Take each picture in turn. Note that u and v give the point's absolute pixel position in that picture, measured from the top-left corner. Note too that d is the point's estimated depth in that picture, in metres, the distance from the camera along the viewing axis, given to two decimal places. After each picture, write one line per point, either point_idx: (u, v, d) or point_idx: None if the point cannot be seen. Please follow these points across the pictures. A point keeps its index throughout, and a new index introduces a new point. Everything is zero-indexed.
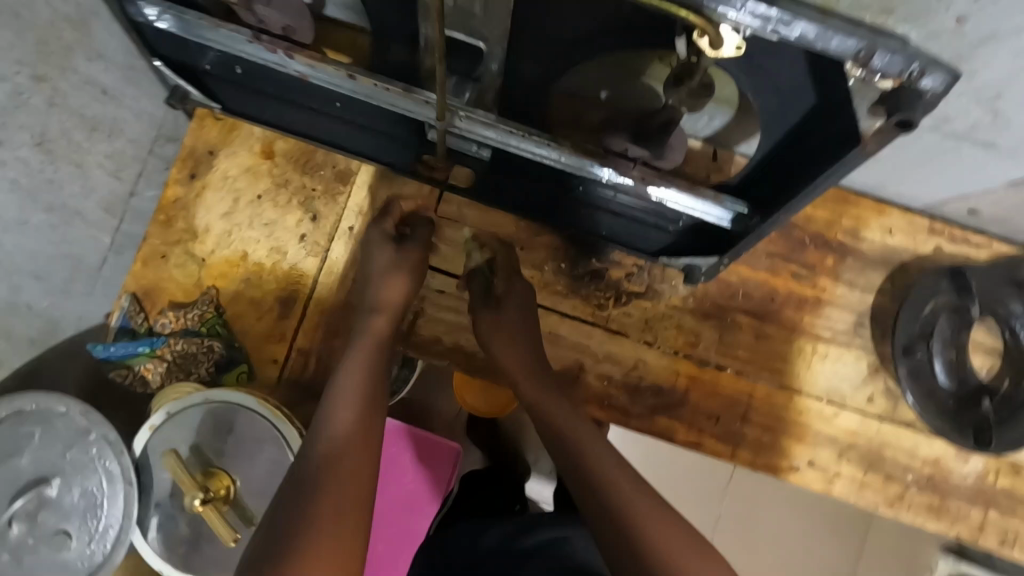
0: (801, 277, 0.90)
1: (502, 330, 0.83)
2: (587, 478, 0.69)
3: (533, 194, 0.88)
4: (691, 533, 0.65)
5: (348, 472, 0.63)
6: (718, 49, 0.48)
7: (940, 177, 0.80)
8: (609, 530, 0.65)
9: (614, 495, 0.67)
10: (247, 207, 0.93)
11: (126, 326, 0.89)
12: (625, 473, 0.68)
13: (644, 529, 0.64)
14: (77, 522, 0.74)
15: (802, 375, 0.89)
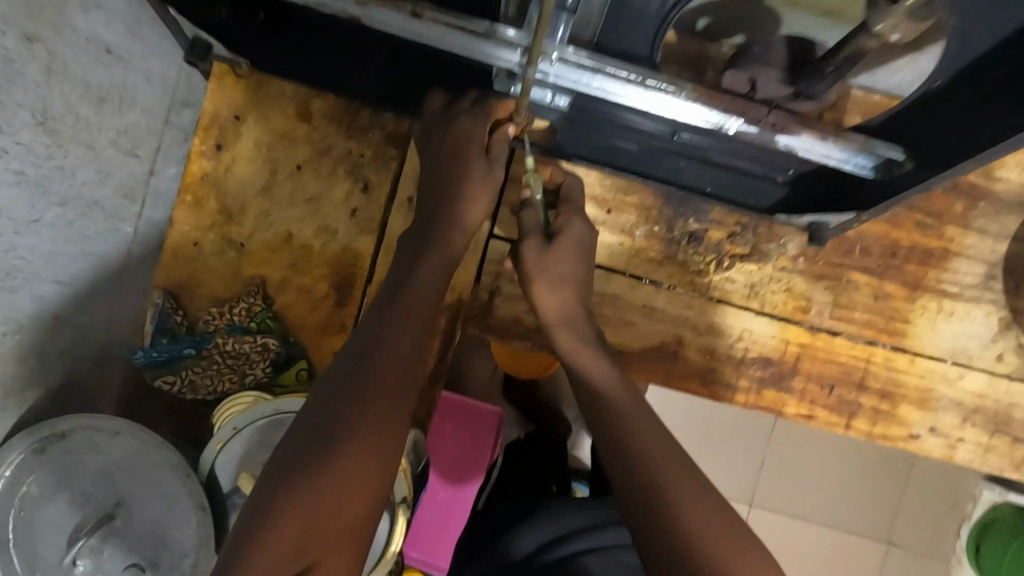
0: (927, 226, 0.79)
1: (548, 274, 0.72)
2: (627, 457, 0.61)
3: (623, 147, 0.76)
4: (730, 525, 0.58)
5: (367, 443, 0.56)
6: None
7: None
8: (643, 514, 0.59)
9: (656, 481, 0.59)
10: (287, 180, 0.80)
11: (163, 327, 0.77)
12: (667, 459, 0.61)
13: (683, 520, 0.58)
14: (151, 553, 0.66)
15: (927, 336, 0.80)
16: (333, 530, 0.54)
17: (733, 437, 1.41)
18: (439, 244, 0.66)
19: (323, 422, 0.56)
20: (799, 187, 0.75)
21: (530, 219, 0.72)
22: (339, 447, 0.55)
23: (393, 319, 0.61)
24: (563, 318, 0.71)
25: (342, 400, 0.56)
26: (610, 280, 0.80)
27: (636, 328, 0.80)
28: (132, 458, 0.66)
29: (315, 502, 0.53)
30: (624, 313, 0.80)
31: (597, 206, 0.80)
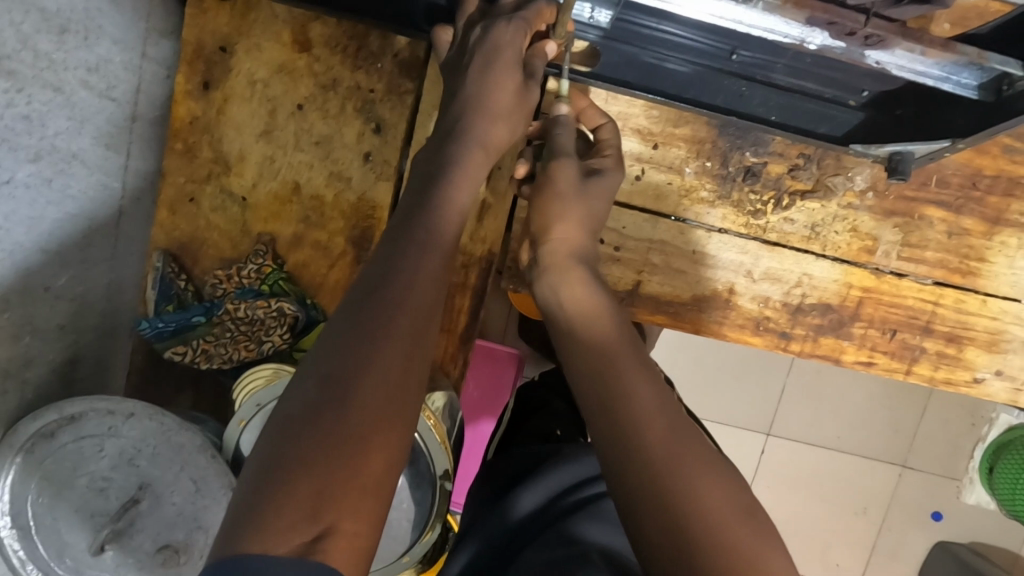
0: (1014, 152, 0.71)
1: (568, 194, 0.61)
2: (626, 443, 0.52)
3: (674, 72, 0.66)
4: (732, 497, 0.50)
5: (381, 402, 0.45)
6: None
7: None
8: (641, 509, 0.50)
9: (656, 470, 0.50)
10: (290, 122, 0.71)
11: (167, 292, 0.71)
12: (671, 442, 0.51)
13: (682, 515, 0.48)
14: (182, 532, 0.62)
15: (1003, 275, 0.73)
16: (347, 496, 0.42)
17: (755, 372, 1.38)
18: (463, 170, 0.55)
19: (329, 369, 0.45)
20: (873, 109, 0.66)
21: (563, 139, 0.63)
22: (351, 398, 0.44)
23: (408, 248, 0.50)
24: (568, 257, 0.61)
25: (353, 343, 0.46)
26: (657, 225, 0.72)
27: (685, 276, 0.73)
28: (151, 439, 0.63)
29: (321, 470, 0.42)
30: (670, 260, 0.73)
31: (641, 140, 0.71)
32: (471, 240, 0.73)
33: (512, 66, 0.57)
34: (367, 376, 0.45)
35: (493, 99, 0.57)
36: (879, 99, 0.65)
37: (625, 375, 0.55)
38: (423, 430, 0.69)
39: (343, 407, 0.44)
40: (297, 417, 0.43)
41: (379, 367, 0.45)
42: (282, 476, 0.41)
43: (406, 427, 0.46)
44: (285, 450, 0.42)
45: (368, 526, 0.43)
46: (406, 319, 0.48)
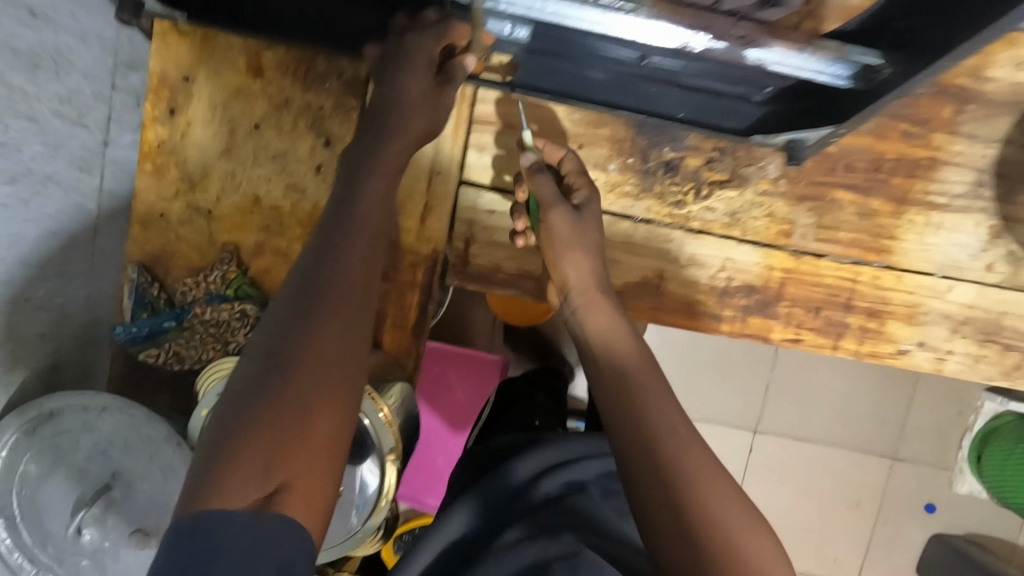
0: (913, 136, 0.76)
1: (569, 238, 0.71)
2: (642, 431, 0.60)
3: (591, 76, 0.73)
4: (725, 492, 0.57)
5: (328, 377, 0.51)
6: None
7: None
8: (662, 523, 0.55)
9: (680, 487, 0.57)
10: (248, 140, 0.78)
11: (142, 301, 0.78)
12: (681, 442, 0.59)
13: (681, 499, 0.56)
14: (151, 518, 0.68)
15: (914, 250, 0.78)
16: (299, 454, 0.48)
17: (738, 367, 1.42)
18: (390, 171, 0.62)
19: (274, 345, 0.51)
20: (777, 101, 0.71)
21: (546, 189, 0.71)
22: (291, 367, 0.50)
23: (337, 236, 0.56)
24: (588, 298, 0.71)
25: (299, 321, 0.52)
26: None
27: (619, 264, 0.79)
28: (123, 431, 0.68)
29: (278, 436, 0.48)
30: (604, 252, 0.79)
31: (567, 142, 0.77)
32: (417, 241, 0.79)
33: (427, 80, 0.66)
34: (310, 347, 0.51)
35: (416, 111, 0.65)
36: (779, 92, 0.71)
37: (657, 404, 0.62)
38: (372, 417, 0.74)
39: (287, 376, 0.50)
40: (244, 388, 0.50)
41: (323, 347, 0.51)
42: (238, 439, 0.47)
43: (349, 396, 0.52)
44: (241, 417, 0.48)
45: (323, 483, 0.49)
46: (342, 296, 0.54)
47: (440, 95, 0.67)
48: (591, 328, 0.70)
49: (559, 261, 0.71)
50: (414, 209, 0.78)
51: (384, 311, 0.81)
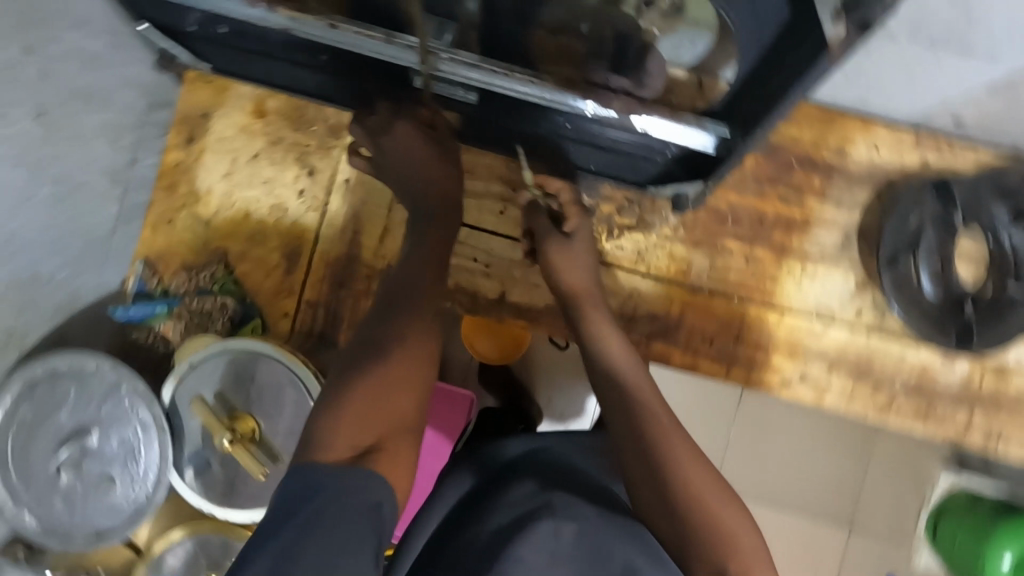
0: (788, 198, 0.92)
1: (566, 254, 0.83)
2: (639, 428, 0.71)
3: (525, 137, 0.88)
4: (711, 476, 0.69)
5: (404, 370, 0.66)
6: None
7: (919, 88, 0.80)
8: (652, 506, 0.68)
9: (669, 473, 0.68)
10: (246, 166, 0.96)
11: (142, 290, 0.94)
12: (672, 434, 0.70)
13: (674, 485, 0.67)
14: (119, 468, 0.80)
15: (791, 293, 0.92)
16: (375, 431, 0.62)
17: (699, 415, 1.31)
18: (424, 221, 0.82)
19: (348, 355, 0.68)
20: (672, 166, 0.85)
21: (540, 224, 0.86)
22: (362, 368, 0.65)
23: (391, 277, 0.75)
24: (585, 295, 0.82)
25: (368, 336, 0.68)
26: (516, 248, 0.94)
27: (540, 288, 0.94)
28: (106, 390, 0.80)
29: (370, 412, 0.62)
30: (527, 276, 0.94)
31: (503, 185, 0.94)
32: (375, 256, 0.95)
33: (399, 134, 0.82)
34: (378, 352, 0.67)
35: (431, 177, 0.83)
36: (677, 162, 0.83)
37: (652, 415, 0.72)
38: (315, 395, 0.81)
39: (360, 373, 0.65)
40: (331, 385, 0.66)
41: (404, 351, 0.67)
42: (328, 419, 0.62)
43: (418, 393, 0.66)
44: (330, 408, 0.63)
45: (404, 453, 0.62)
46: (397, 316, 0.70)
47: (403, 147, 0.82)
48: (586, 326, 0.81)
49: (553, 270, 0.83)
50: (373, 229, 0.95)
51: (344, 314, 0.95)
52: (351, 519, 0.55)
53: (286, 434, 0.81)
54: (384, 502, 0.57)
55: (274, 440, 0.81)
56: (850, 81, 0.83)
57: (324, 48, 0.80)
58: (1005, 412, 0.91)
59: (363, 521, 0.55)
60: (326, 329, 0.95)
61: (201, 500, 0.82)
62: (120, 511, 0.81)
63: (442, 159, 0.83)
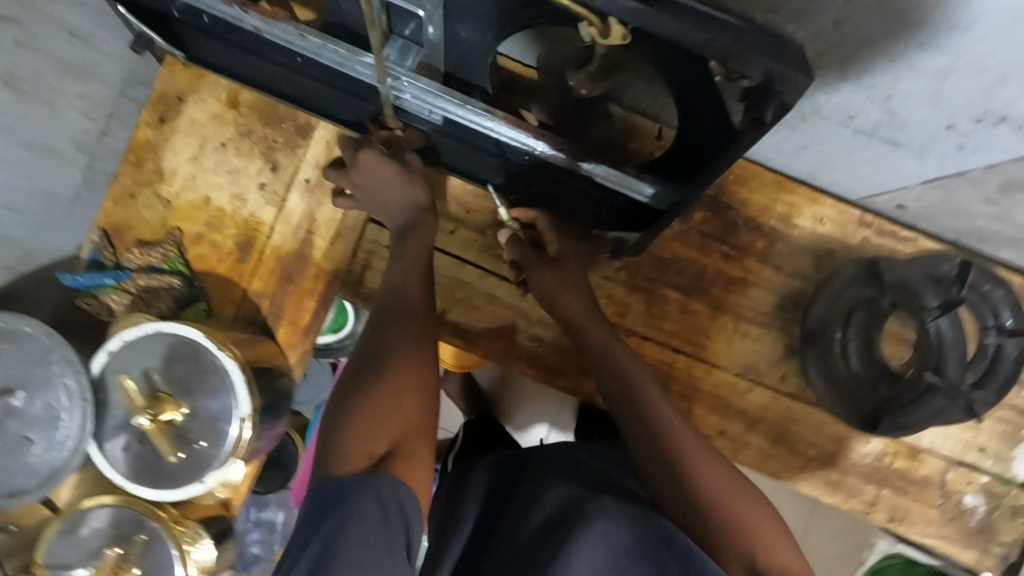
0: (731, 258, 0.94)
1: (565, 278, 0.86)
2: (655, 438, 0.76)
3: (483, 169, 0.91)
4: (725, 474, 0.74)
5: (405, 379, 0.69)
6: (608, 39, 0.54)
7: (861, 172, 0.82)
8: (671, 507, 0.73)
9: (684, 476, 0.73)
10: (213, 153, 0.98)
11: (96, 260, 0.96)
12: (685, 438, 0.75)
13: (693, 486, 0.72)
14: (38, 431, 0.83)
15: (722, 350, 0.94)
16: (386, 438, 0.65)
17: None
18: (409, 233, 0.84)
19: (354, 368, 0.71)
20: (613, 213, 0.87)
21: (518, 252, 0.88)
22: (372, 380, 0.69)
23: (388, 293, 0.79)
24: (587, 311, 0.84)
25: (374, 346, 0.72)
26: (462, 268, 0.96)
27: (480, 311, 0.96)
28: (37, 353, 0.83)
29: (380, 423, 0.66)
30: (469, 297, 0.96)
31: (458, 206, 0.96)
32: (325, 258, 0.97)
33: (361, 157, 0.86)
34: (384, 364, 0.70)
35: (416, 201, 0.85)
36: (620, 212, 0.86)
37: (666, 423, 0.77)
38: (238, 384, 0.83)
39: (369, 384, 0.68)
40: (340, 395, 0.70)
41: (402, 365, 0.70)
42: (343, 429, 0.66)
43: (427, 398, 0.70)
44: (343, 418, 0.67)
45: (423, 458, 0.66)
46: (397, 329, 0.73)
47: (365, 172, 0.86)
48: (592, 339, 0.83)
49: (551, 294, 0.85)
50: (327, 232, 0.97)
51: (287, 310, 0.97)
52: (375, 515, 0.58)
53: (203, 420, 0.83)
54: (406, 500, 0.61)
55: (191, 424, 0.83)
56: (798, 155, 0.85)
57: (296, 52, 0.83)
58: (912, 493, 0.93)
59: (382, 511, 0.59)
60: (268, 321, 0.97)
61: (115, 474, 0.84)
62: (34, 473, 0.83)
63: (415, 189, 0.85)
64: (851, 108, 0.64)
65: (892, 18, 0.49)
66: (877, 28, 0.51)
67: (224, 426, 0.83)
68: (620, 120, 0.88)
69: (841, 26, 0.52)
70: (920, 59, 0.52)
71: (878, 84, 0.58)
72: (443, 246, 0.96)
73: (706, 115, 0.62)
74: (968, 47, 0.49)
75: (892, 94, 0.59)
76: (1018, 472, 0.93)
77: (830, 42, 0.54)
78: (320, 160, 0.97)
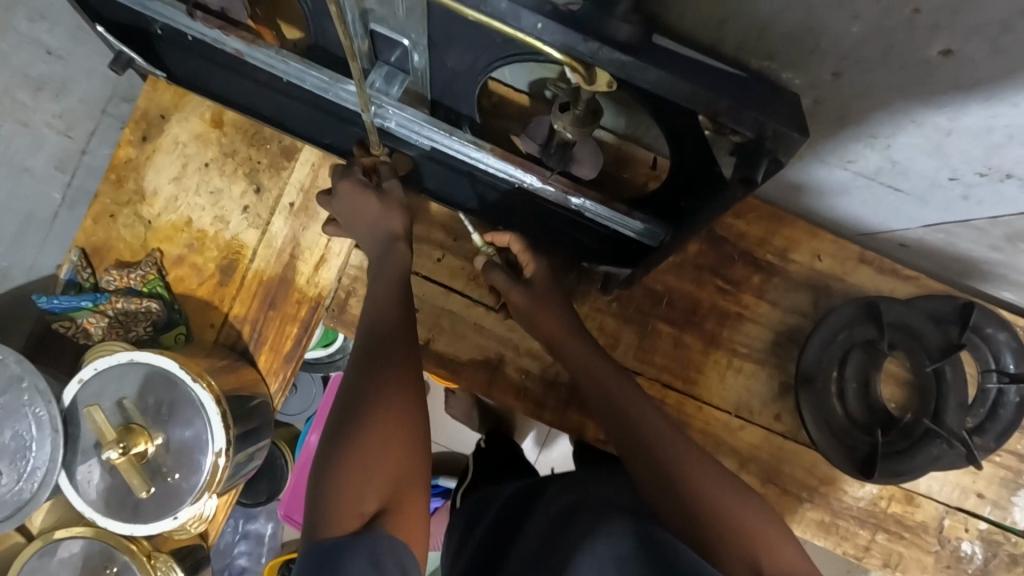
0: (726, 292, 0.91)
1: (545, 299, 0.83)
2: (647, 458, 0.72)
3: (470, 199, 0.88)
4: (724, 479, 0.71)
5: (389, 427, 0.66)
6: (593, 83, 0.52)
7: (862, 210, 0.79)
8: (674, 520, 0.69)
9: (682, 490, 0.69)
10: (196, 173, 0.95)
11: (73, 281, 0.93)
12: (677, 453, 0.72)
13: (692, 499, 0.69)
14: (8, 461, 0.81)
15: (714, 387, 0.91)
16: (376, 488, 0.63)
17: None
18: (392, 266, 0.81)
19: (335, 411, 0.69)
20: (606, 244, 0.85)
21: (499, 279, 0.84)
22: (354, 425, 0.66)
23: (365, 326, 0.76)
24: (571, 331, 0.82)
25: (355, 385, 0.70)
26: (449, 297, 0.93)
27: (465, 340, 0.93)
28: (8, 382, 0.81)
29: (369, 478, 0.63)
30: (455, 326, 0.93)
31: (445, 232, 0.93)
32: (307, 283, 0.95)
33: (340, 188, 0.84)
34: (366, 405, 0.67)
35: (393, 226, 0.83)
36: (611, 243, 0.84)
37: (662, 441, 0.73)
38: (213, 414, 0.81)
39: (351, 429, 0.66)
40: (323, 443, 0.68)
41: (384, 411, 0.67)
42: (329, 480, 0.64)
43: (415, 437, 0.67)
44: (329, 469, 0.65)
45: (417, 508, 0.64)
46: (372, 365, 0.71)
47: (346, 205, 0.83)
48: (578, 362, 0.81)
49: (535, 318, 0.83)
50: (311, 257, 0.95)
51: (270, 336, 0.94)
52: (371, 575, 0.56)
53: (179, 451, 0.81)
54: (403, 556, 0.59)
55: (165, 455, 0.81)
56: (796, 189, 0.83)
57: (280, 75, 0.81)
58: (906, 538, 0.90)
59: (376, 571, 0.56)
60: (250, 347, 0.94)
61: (86, 507, 0.81)
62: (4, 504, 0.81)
63: (398, 213, 0.83)
64: (848, 153, 0.62)
65: (888, 73, 0.47)
66: (874, 82, 0.48)
67: (200, 456, 0.81)
68: (613, 148, 0.85)
69: (840, 77, 0.49)
70: (923, 113, 0.50)
71: (878, 135, 0.56)
72: (430, 274, 0.93)
73: (699, 160, 0.61)
74: (975, 105, 0.46)
75: (891, 144, 0.56)
76: (1018, 519, 0.90)
77: (827, 91, 0.52)
78: (305, 183, 0.94)
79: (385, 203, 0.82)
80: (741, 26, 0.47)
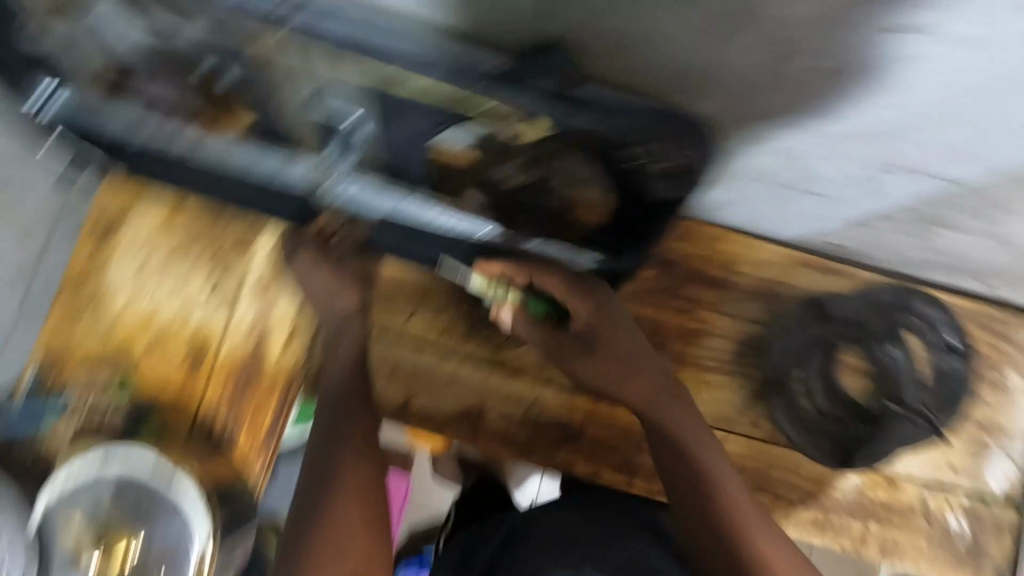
0: (685, 311, 0.96)
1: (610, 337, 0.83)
2: (696, 484, 0.73)
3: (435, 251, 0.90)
4: (766, 518, 0.72)
5: (350, 506, 0.67)
6: (538, 130, 0.62)
7: (786, 217, 0.85)
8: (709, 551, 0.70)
9: (724, 518, 0.70)
10: (157, 267, 0.96)
11: (28, 392, 0.89)
12: (721, 484, 0.73)
13: (727, 527, 0.70)
14: None
15: None
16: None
17: None
18: (357, 334, 0.81)
19: (300, 498, 0.69)
20: None
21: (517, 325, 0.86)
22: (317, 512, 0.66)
23: (327, 399, 0.76)
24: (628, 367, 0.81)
25: (323, 468, 0.69)
26: (423, 353, 0.95)
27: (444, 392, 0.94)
28: None
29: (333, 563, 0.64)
30: (433, 381, 0.94)
31: (412, 291, 0.95)
32: (280, 359, 0.95)
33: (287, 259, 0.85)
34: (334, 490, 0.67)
35: (340, 296, 0.81)
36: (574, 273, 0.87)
37: (710, 473, 0.73)
38: (192, 506, 0.81)
39: (317, 517, 0.66)
40: (288, 532, 0.67)
41: (353, 494, 0.67)
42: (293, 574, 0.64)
43: (377, 516, 0.68)
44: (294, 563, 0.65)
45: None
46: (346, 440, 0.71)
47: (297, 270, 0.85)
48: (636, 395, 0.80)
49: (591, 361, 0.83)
50: (281, 332, 0.96)
51: (242, 419, 0.92)
52: None
53: (161, 551, 0.80)
54: None
55: (147, 556, 0.80)
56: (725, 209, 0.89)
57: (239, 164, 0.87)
58: (897, 524, 0.93)
59: None
60: (222, 434, 0.91)
61: None
62: None
63: (346, 281, 0.82)
64: (765, 166, 0.69)
65: (774, 83, 0.53)
66: (768, 96, 0.55)
67: (183, 552, 0.81)
68: None
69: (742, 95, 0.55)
70: (814, 124, 0.58)
71: (787, 146, 0.63)
72: (402, 333, 0.94)
73: None
74: (851, 115, 0.54)
75: (801, 154, 0.64)
76: (994, 488, 0.94)
77: (733, 108, 0.58)
78: (269, 262, 0.96)
79: (336, 270, 0.82)
80: (653, 67, 0.54)
